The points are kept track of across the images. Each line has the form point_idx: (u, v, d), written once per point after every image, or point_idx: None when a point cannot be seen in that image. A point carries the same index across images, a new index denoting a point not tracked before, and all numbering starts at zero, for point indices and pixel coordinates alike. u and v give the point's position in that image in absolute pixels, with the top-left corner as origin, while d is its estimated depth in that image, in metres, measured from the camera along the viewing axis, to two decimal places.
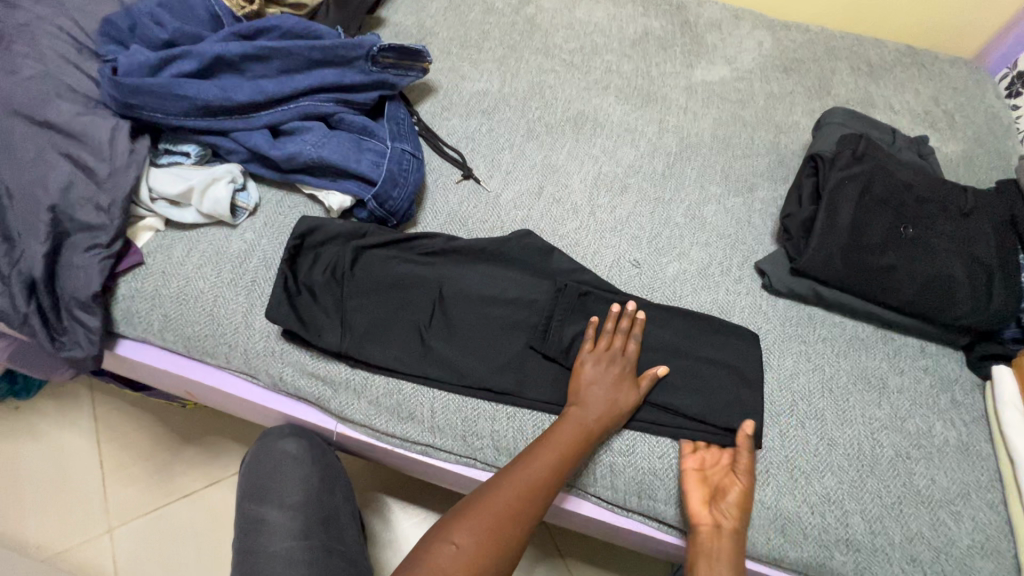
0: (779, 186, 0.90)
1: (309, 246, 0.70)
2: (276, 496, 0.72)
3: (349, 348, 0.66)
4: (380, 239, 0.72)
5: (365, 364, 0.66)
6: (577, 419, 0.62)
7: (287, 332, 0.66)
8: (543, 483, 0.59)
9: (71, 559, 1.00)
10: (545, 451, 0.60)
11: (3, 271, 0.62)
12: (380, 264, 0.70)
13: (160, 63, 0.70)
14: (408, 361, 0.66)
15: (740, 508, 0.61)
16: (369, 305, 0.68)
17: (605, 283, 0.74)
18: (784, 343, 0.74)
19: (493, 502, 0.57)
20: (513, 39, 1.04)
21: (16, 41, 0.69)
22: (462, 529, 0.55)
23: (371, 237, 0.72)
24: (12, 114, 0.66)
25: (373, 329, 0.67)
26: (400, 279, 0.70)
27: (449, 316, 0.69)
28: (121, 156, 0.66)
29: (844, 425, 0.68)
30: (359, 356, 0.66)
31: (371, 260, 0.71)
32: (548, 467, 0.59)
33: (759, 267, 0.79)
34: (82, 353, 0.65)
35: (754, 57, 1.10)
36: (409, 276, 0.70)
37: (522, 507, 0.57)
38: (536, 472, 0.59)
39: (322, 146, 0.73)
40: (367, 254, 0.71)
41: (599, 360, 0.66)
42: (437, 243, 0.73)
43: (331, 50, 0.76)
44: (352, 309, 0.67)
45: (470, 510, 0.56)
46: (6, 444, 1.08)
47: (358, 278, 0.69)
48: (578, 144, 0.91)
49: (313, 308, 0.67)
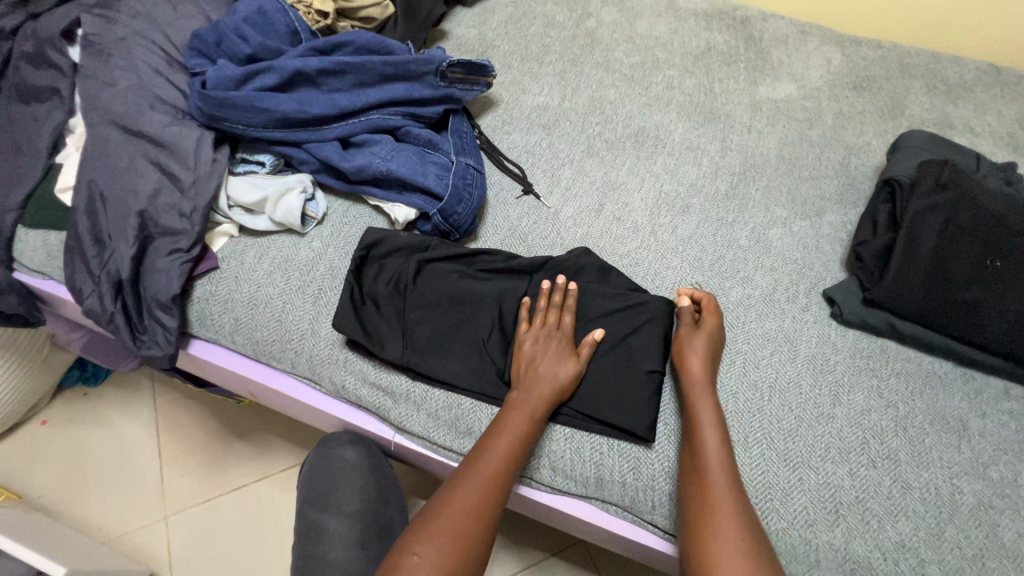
0: (848, 211, 0.87)
1: (373, 258, 0.71)
2: (334, 504, 0.75)
3: (410, 361, 0.66)
4: (443, 252, 0.72)
5: (425, 377, 0.67)
6: (520, 412, 0.62)
7: (351, 340, 0.67)
8: (493, 486, 0.58)
9: (128, 543, 1.04)
10: (494, 446, 0.60)
11: (94, 272, 0.66)
12: (442, 278, 0.70)
13: (245, 77, 0.73)
14: (466, 376, 0.66)
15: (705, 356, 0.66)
16: (430, 318, 0.68)
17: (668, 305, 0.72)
18: (855, 377, 0.71)
19: (449, 515, 0.55)
20: (573, 53, 1.04)
21: (113, 54, 0.74)
22: (424, 543, 0.54)
23: (434, 250, 0.72)
24: (109, 124, 0.70)
25: (433, 342, 0.67)
26: (460, 293, 0.69)
27: (508, 335, 0.68)
28: (204, 166, 0.70)
29: (921, 468, 0.65)
30: (420, 370, 0.66)
31: (433, 273, 0.70)
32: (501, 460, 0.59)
33: (828, 295, 0.76)
34: (158, 352, 0.68)
35: (822, 74, 1.06)
36: (470, 292, 0.70)
37: (475, 514, 0.56)
38: (484, 473, 0.58)
39: (391, 159, 0.74)
40: (430, 268, 0.71)
41: (537, 339, 0.66)
42: (499, 260, 0.73)
43: (402, 65, 0.78)
44: (413, 322, 0.68)
45: (429, 521, 0.55)
46: (73, 429, 1.14)
47: (420, 292, 0.69)
48: (639, 161, 0.90)
49: (376, 319, 0.68)
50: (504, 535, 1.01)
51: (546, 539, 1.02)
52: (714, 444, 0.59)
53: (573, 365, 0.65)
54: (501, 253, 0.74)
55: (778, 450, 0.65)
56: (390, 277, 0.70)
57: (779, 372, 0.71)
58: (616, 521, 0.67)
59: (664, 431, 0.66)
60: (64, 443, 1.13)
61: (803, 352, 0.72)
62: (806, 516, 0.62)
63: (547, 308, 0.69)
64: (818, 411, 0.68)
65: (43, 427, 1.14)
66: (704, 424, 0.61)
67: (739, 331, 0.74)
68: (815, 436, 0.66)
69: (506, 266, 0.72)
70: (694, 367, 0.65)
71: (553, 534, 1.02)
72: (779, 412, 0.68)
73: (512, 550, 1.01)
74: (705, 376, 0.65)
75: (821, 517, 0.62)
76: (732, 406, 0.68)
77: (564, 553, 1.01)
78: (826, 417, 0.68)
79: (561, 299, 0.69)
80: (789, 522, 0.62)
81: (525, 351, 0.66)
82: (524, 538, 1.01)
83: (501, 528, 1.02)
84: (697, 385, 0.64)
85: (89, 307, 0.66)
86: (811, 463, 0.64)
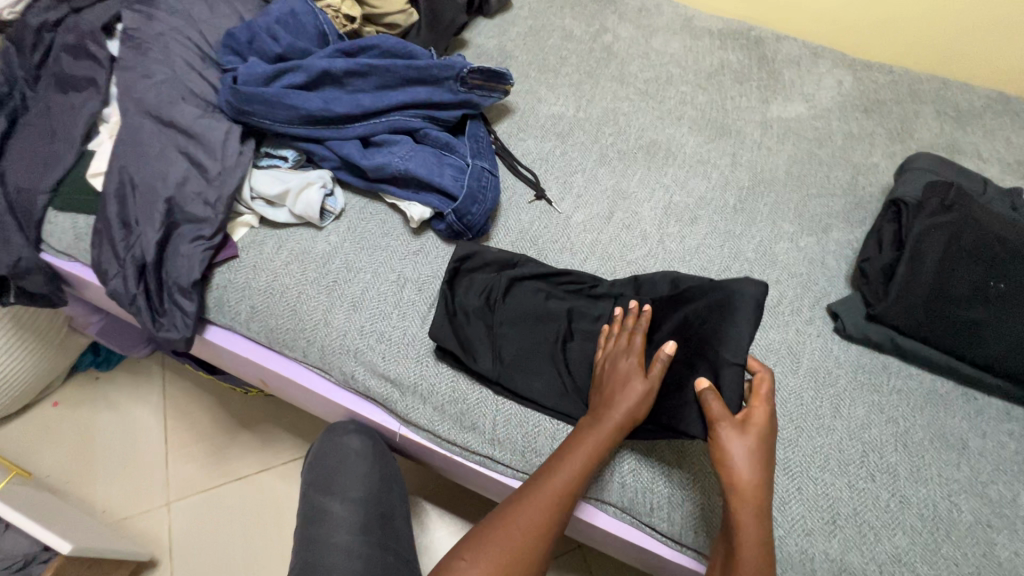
0: (854, 229, 0.88)
1: (465, 271, 0.73)
2: (338, 489, 0.76)
3: (500, 375, 0.67)
4: (531, 271, 0.74)
5: (513, 394, 0.67)
6: (588, 438, 0.60)
7: (445, 351, 0.69)
8: (557, 504, 0.58)
9: (130, 527, 1.05)
10: (560, 469, 0.59)
11: (120, 254, 0.69)
12: (531, 299, 0.71)
13: (274, 74, 0.76)
14: (549, 395, 0.67)
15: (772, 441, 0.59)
16: (518, 335, 0.70)
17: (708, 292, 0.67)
18: (856, 392, 0.72)
19: (508, 529, 0.56)
20: (589, 66, 1.07)
21: (151, 48, 0.77)
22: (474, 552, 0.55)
23: (520, 267, 0.74)
24: (143, 113, 0.73)
25: (519, 358, 0.68)
26: (548, 313, 0.71)
27: (592, 357, 0.69)
28: (231, 158, 0.73)
29: (919, 484, 0.65)
30: (509, 386, 0.67)
31: (523, 291, 0.72)
32: (565, 483, 0.58)
33: (832, 309, 0.77)
34: (176, 335, 0.70)
35: (833, 96, 1.08)
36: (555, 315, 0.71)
37: (535, 530, 0.56)
38: (543, 499, 0.58)
39: (409, 159, 0.76)
40: (516, 286, 0.73)
41: (608, 358, 0.65)
42: (586, 282, 0.74)
43: (424, 70, 0.81)
44: (500, 336, 0.69)
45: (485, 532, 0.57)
46: (84, 411, 1.16)
47: (504, 309, 0.71)
48: (649, 172, 0.92)
49: (469, 332, 0.69)
50: None
51: None
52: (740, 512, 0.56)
53: (641, 383, 0.61)
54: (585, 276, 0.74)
55: (777, 459, 0.66)
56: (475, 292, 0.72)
57: (781, 383, 0.72)
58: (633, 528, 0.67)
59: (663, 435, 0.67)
60: (74, 425, 1.15)
61: (805, 364, 0.73)
62: (803, 524, 0.62)
63: (620, 332, 0.67)
64: (818, 422, 0.69)
65: (54, 408, 1.16)
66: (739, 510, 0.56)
67: None
68: (814, 447, 0.67)
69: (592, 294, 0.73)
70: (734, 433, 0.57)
71: (550, 541, 1.02)
72: (780, 422, 0.68)
73: None
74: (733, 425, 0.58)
75: (818, 527, 0.62)
76: None
77: (560, 560, 1.01)
78: (826, 429, 0.68)
79: (634, 321, 0.67)
80: (786, 530, 0.62)
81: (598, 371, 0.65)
82: None
83: None
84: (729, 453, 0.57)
85: (114, 288, 0.69)
86: (810, 473, 0.65)
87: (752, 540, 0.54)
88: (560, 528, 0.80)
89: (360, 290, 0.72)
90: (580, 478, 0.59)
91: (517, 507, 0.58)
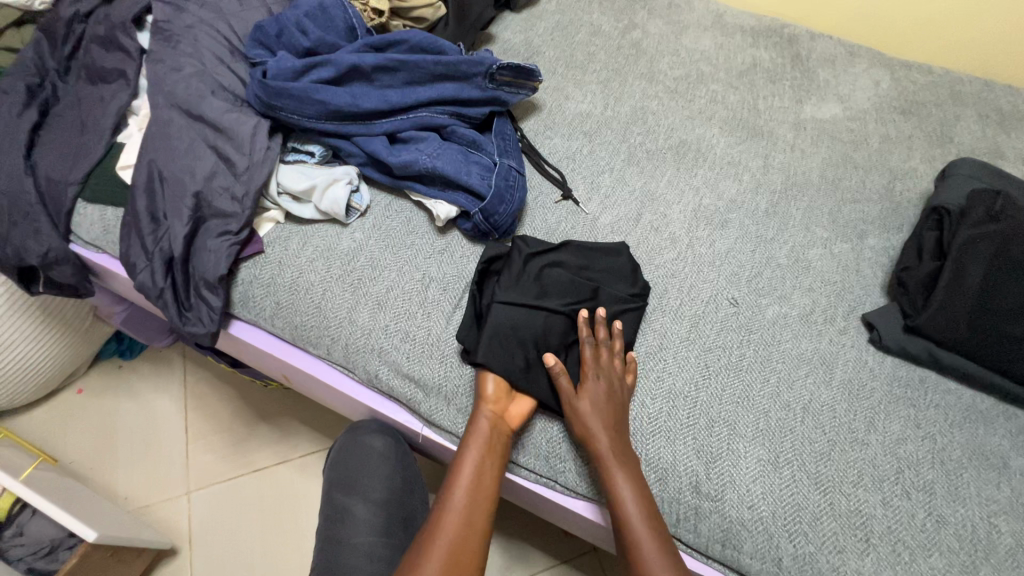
0: (891, 236, 0.85)
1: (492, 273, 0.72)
2: (360, 490, 0.76)
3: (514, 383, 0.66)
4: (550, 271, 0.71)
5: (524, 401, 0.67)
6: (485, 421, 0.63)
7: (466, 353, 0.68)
8: (477, 491, 0.61)
9: (151, 515, 1.07)
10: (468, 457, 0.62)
11: (148, 248, 0.69)
12: (566, 281, 0.71)
13: (303, 69, 0.75)
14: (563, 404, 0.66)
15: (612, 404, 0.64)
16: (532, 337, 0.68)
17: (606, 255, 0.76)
18: (891, 406, 0.69)
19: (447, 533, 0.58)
20: (618, 62, 1.04)
21: (181, 41, 0.77)
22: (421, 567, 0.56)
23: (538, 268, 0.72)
24: (173, 107, 0.73)
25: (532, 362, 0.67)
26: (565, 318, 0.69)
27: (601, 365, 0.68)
28: (259, 153, 0.72)
29: (956, 503, 0.63)
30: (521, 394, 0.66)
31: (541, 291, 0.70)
32: (475, 469, 0.62)
33: (867, 319, 0.75)
34: (202, 329, 0.70)
35: (869, 97, 1.05)
36: (591, 293, 0.71)
37: (469, 523, 0.59)
38: (468, 488, 0.61)
39: (437, 156, 0.75)
40: (548, 270, 0.72)
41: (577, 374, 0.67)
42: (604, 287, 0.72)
43: (453, 65, 0.79)
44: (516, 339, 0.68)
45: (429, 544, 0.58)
46: (107, 398, 1.18)
47: (543, 295, 0.69)
48: (679, 173, 0.89)
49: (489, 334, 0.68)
50: (518, 539, 1.01)
51: (558, 545, 1.01)
52: (655, 555, 0.57)
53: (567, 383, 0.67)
54: (599, 247, 0.76)
55: (809, 472, 0.64)
56: (513, 281, 0.70)
57: (813, 394, 0.70)
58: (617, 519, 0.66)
59: (694, 446, 0.65)
60: (98, 412, 1.16)
61: (839, 375, 0.71)
62: (835, 541, 0.61)
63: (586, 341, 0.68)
64: (852, 436, 0.67)
65: (79, 395, 1.18)
66: (616, 475, 0.60)
67: (774, 350, 0.73)
68: (847, 461, 0.65)
69: (612, 266, 0.75)
70: (585, 407, 0.63)
71: (565, 541, 1.02)
72: (812, 434, 0.67)
73: (525, 556, 1.00)
74: (629, 468, 0.61)
75: (851, 544, 0.60)
76: (764, 424, 0.67)
77: (576, 562, 1.00)
78: (860, 443, 0.66)
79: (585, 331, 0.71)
80: (819, 545, 0.61)
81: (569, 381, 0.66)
82: (537, 542, 1.01)
83: (516, 530, 1.02)
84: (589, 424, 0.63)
85: (142, 282, 0.69)
86: (842, 488, 0.63)
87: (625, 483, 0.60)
88: (580, 535, 0.79)
89: (385, 288, 0.72)
90: (489, 459, 0.62)
91: (439, 533, 0.58)
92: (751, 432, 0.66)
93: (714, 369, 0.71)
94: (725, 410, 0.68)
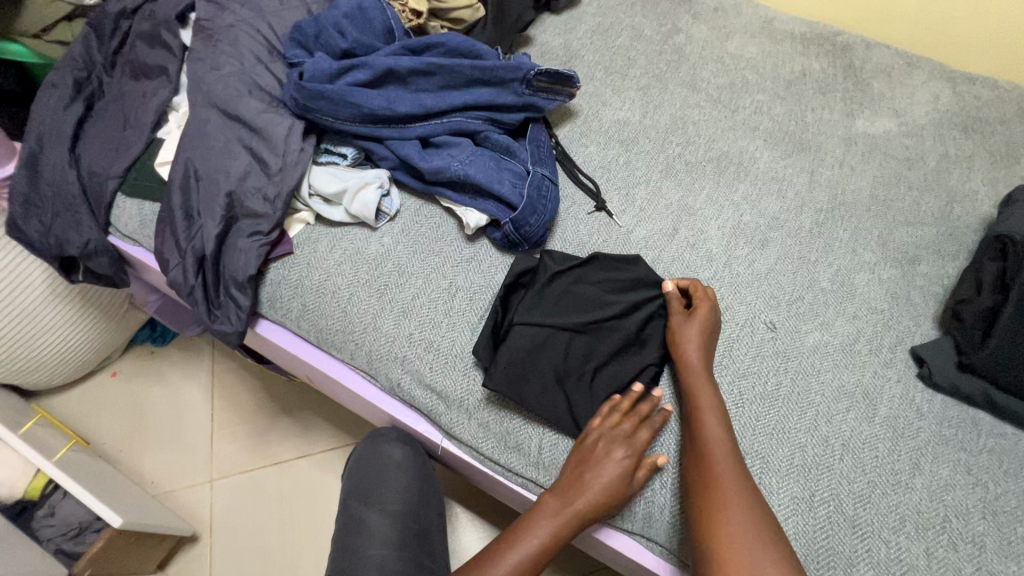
0: (946, 263, 0.80)
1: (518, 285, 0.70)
2: (377, 500, 0.75)
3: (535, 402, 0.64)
4: (574, 286, 0.70)
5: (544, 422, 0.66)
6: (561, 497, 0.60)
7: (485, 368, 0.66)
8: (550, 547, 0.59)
9: (175, 500, 1.09)
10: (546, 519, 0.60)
11: (181, 245, 0.70)
12: (586, 297, 0.69)
13: (339, 71, 0.74)
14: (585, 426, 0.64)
15: (705, 338, 0.66)
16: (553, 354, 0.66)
17: (630, 266, 0.72)
18: (940, 448, 0.65)
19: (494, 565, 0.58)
20: (659, 68, 1.01)
21: (222, 40, 0.78)
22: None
23: (562, 279, 0.70)
24: (211, 105, 0.73)
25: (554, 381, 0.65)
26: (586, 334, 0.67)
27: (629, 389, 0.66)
28: (292, 154, 0.72)
29: (1009, 560, 0.58)
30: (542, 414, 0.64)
31: (564, 307, 0.68)
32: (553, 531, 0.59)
33: (916, 352, 0.70)
34: (229, 328, 0.71)
35: (927, 112, 0.98)
36: (614, 311, 0.68)
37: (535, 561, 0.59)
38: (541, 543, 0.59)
39: (469, 163, 0.74)
40: (571, 285, 0.70)
41: (604, 438, 0.61)
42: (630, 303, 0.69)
43: (491, 70, 0.78)
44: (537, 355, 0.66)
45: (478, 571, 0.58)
46: (139, 383, 1.21)
47: (563, 316, 0.67)
48: (719, 187, 0.86)
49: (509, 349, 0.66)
50: None
51: (574, 563, 0.99)
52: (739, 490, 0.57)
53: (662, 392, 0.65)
54: (621, 259, 0.72)
55: (846, 514, 0.61)
56: (536, 296, 0.68)
57: (853, 430, 0.66)
58: (626, 540, 0.65)
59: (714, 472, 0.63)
60: (129, 396, 1.20)
61: (882, 412, 0.67)
62: None
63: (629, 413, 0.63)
64: (894, 478, 0.63)
65: (113, 377, 1.22)
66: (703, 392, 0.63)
67: (813, 380, 0.69)
68: (889, 506, 0.61)
69: (637, 277, 0.71)
70: (694, 328, 0.66)
71: (580, 558, 1.00)
72: (851, 474, 0.63)
73: None
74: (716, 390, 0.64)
75: None
76: (800, 460, 0.63)
77: None
78: (903, 487, 0.62)
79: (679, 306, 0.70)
80: None
81: (587, 450, 0.61)
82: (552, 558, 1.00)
83: None
84: (687, 348, 0.65)
85: (173, 278, 0.70)
86: (881, 534, 0.60)
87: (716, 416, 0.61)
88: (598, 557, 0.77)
89: (411, 296, 0.71)
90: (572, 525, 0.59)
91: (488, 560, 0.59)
92: (785, 468, 0.63)
93: (748, 397, 0.68)
94: (756, 442, 0.64)
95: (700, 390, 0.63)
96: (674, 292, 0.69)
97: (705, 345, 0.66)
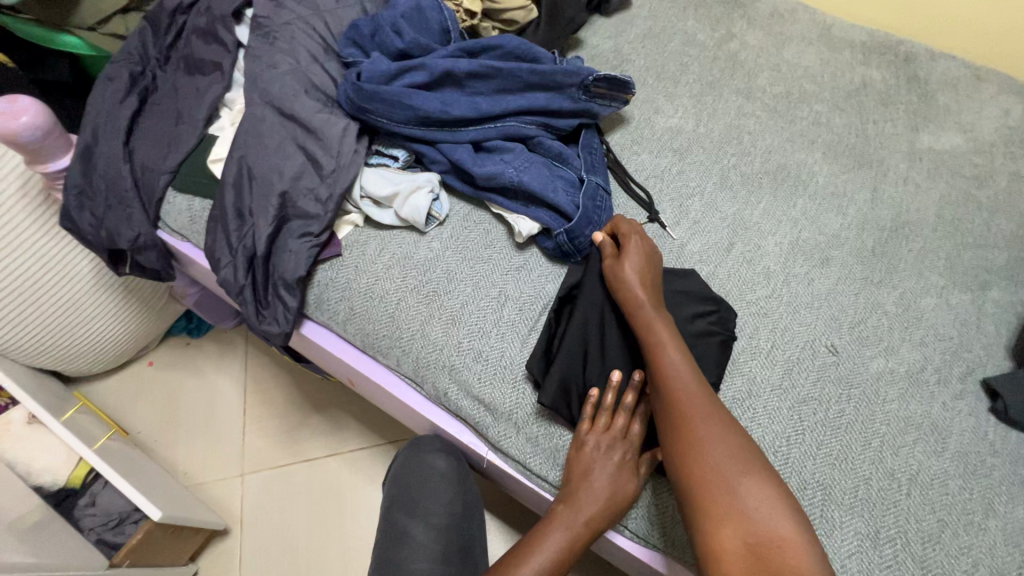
0: (1019, 290, 0.76)
1: (570, 296, 0.68)
2: (421, 512, 0.75)
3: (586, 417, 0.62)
4: None
5: None
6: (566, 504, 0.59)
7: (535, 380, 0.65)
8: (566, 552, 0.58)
9: (207, 492, 1.10)
10: (552, 523, 0.59)
11: (232, 244, 0.69)
12: None
13: (396, 72, 0.73)
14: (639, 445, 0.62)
15: (645, 275, 0.64)
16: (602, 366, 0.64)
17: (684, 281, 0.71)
18: (1016, 488, 0.61)
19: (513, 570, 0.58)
20: (712, 75, 0.98)
21: (278, 37, 0.77)
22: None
23: None
24: (267, 104, 0.73)
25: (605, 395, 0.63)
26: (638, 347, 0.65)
27: None
28: (347, 155, 0.71)
29: None
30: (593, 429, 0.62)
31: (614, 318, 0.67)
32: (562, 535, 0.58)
33: (989, 384, 0.67)
34: (276, 328, 0.70)
35: (997, 128, 0.94)
36: None
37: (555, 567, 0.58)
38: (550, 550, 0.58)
39: (524, 170, 0.72)
40: None
41: (600, 444, 0.60)
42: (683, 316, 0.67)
43: (548, 75, 0.76)
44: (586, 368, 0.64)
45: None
46: (174, 374, 1.22)
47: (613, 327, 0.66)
48: (776, 202, 0.83)
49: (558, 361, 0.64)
50: None
51: None
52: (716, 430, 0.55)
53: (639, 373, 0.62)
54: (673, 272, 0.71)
55: (915, 555, 0.57)
56: (587, 306, 0.66)
57: (922, 465, 0.62)
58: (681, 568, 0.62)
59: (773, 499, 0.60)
60: (164, 387, 1.21)
61: (953, 446, 0.64)
62: None
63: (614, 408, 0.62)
64: (966, 518, 0.59)
65: (149, 367, 1.23)
66: (659, 333, 0.60)
67: (878, 409, 0.66)
68: (961, 547, 0.58)
69: (689, 291, 0.70)
70: (629, 265, 0.64)
71: None
72: (920, 511, 0.60)
73: None
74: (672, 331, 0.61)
75: None
76: (864, 493, 0.60)
77: None
78: (976, 527, 0.59)
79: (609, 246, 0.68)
80: None
81: (584, 456, 0.60)
82: None
83: None
84: (630, 287, 0.63)
85: (224, 277, 0.69)
86: None
87: (677, 355, 0.59)
88: None
89: (461, 303, 0.69)
90: (582, 533, 0.58)
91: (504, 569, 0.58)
92: (848, 501, 0.60)
93: (809, 423, 0.65)
94: (818, 473, 0.61)
95: (652, 329, 0.61)
96: (604, 241, 0.68)
97: (643, 283, 0.63)
